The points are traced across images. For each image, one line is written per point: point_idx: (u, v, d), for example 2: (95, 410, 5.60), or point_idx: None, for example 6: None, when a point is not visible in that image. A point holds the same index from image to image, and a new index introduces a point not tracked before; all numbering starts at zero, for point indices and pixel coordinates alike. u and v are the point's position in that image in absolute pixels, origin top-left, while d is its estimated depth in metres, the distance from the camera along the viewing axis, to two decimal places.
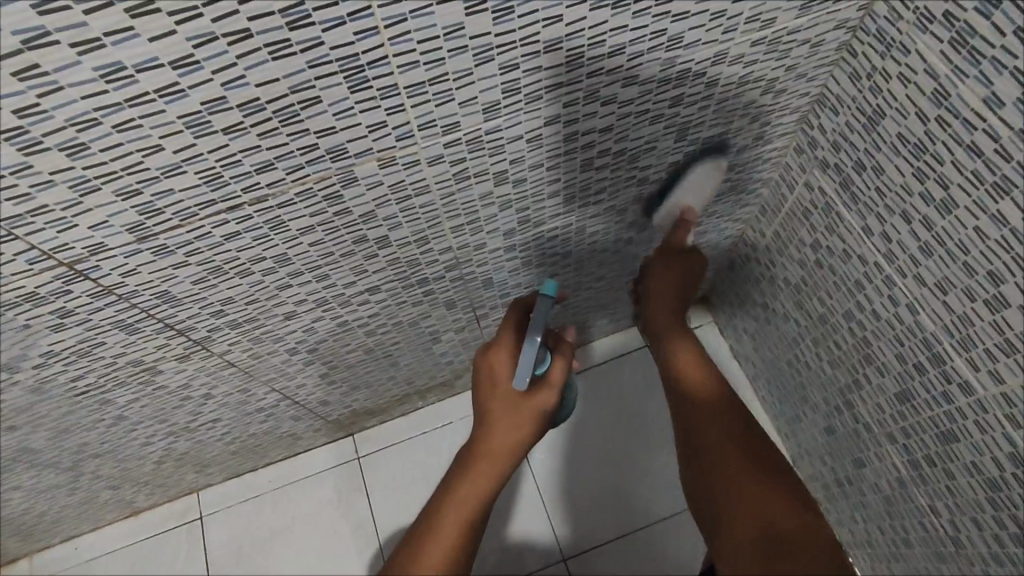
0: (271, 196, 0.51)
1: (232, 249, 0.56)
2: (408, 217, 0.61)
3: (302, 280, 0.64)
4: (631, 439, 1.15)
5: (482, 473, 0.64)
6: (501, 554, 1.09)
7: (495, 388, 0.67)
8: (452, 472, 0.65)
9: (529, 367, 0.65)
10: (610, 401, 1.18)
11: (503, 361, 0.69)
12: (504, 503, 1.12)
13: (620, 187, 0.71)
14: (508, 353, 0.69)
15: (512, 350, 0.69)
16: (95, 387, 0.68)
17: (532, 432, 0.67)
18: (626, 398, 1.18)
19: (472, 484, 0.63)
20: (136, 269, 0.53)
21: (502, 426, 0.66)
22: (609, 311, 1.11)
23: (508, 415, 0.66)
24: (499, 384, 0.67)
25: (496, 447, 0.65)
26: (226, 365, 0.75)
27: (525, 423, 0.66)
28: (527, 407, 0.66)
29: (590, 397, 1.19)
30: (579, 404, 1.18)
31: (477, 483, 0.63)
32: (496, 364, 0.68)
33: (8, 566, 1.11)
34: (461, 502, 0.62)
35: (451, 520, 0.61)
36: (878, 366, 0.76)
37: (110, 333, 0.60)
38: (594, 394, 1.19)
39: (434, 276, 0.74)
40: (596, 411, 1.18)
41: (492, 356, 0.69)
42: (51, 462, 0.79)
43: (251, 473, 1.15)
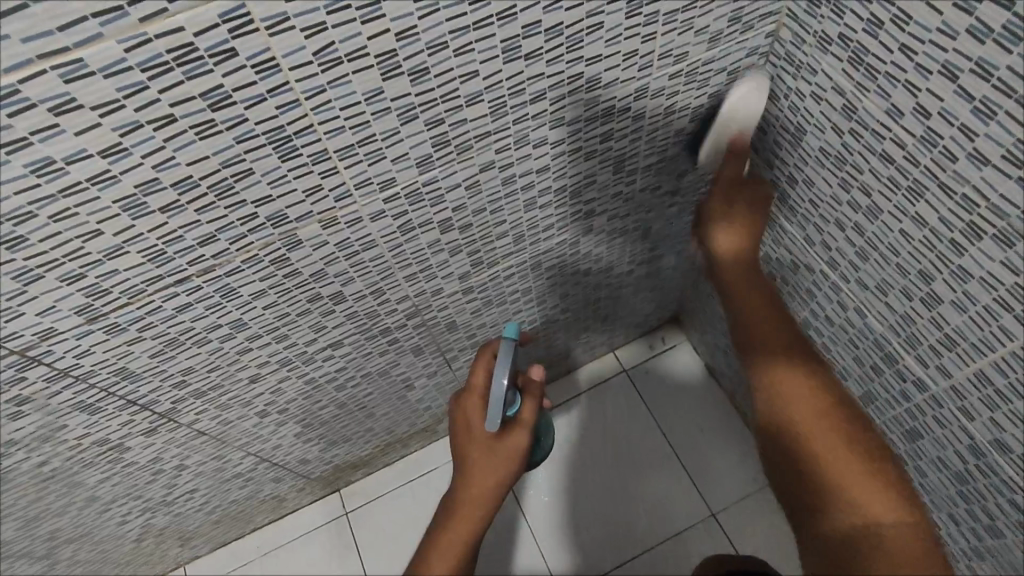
0: (218, 265, 0.53)
1: (186, 320, 0.57)
2: (360, 271, 0.62)
3: (262, 342, 0.65)
4: (622, 463, 1.15)
5: (466, 516, 0.65)
6: None
7: (470, 434, 0.67)
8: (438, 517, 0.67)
9: (500, 412, 0.63)
10: (596, 428, 1.18)
11: (476, 403, 0.67)
12: (501, 542, 1.11)
13: (569, 221, 0.74)
14: (480, 397, 0.67)
15: (484, 392, 0.67)
16: (62, 471, 0.68)
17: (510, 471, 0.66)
18: (608, 424, 1.18)
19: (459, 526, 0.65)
20: (90, 350, 0.54)
21: (479, 469, 0.66)
22: (582, 340, 1.12)
23: (485, 460, 0.66)
24: (473, 429, 0.66)
25: (477, 492, 0.66)
26: (196, 435, 0.75)
27: (501, 466, 0.66)
28: (502, 450, 0.66)
29: (574, 427, 1.19)
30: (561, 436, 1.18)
31: (460, 528, 0.65)
32: (468, 410, 0.67)
33: None
34: (449, 546, 0.64)
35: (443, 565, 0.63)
36: (840, 370, 0.77)
37: (73, 415, 0.60)
38: (580, 421, 1.19)
39: (396, 325, 0.75)
40: (581, 441, 1.17)
41: (465, 400, 0.68)
42: (25, 552, 0.78)
43: (239, 541, 1.13)
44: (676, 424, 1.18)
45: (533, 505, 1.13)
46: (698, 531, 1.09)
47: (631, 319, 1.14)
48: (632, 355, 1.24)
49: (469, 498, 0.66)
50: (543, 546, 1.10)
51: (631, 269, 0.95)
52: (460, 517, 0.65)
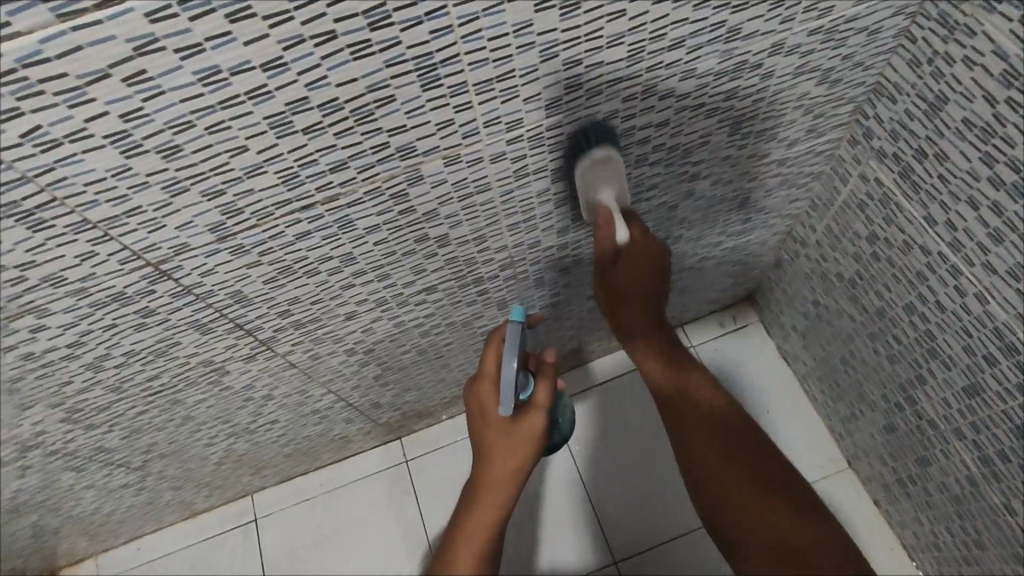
0: (342, 195, 0.53)
1: (302, 248, 0.58)
2: (469, 214, 0.62)
3: (365, 279, 0.66)
4: (660, 446, 1.14)
5: (486, 504, 0.62)
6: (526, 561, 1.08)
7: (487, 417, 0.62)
8: (459, 506, 0.64)
9: (513, 396, 0.59)
10: (616, 420, 1.16)
11: (488, 390, 0.63)
12: (532, 510, 1.11)
13: (674, 182, 0.72)
14: (494, 381, 0.63)
15: (496, 377, 0.63)
16: (167, 387, 0.71)
17: (532, 454, 0.63)
18: (631, 415, 1.17)
19: (478, 517, 0.61)
20: (215, 270, 0.55)
21: (499, 452, 0.62)
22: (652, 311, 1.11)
23: (505, 442, 0.62)
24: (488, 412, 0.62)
25: (498, 476, 0.62)
26: (288, 366, 0.77)
27: (521, 448, 0.62)
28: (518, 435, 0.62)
29: (595, 419, 1.17)
30: (597, 417, 1.17)
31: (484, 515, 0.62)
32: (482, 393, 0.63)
33: (75, 567, 1.13)
34: (474, 536, 0.61)
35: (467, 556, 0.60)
36: (943, 359, 0.74)
37: (187, 333, 0.63)
38: (625, 398, 1.18)
39: (488, 276, 0.75)
40: (608, 428, 1.16)
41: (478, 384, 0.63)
42: (123, 461, 0.83)
43: (303, 476, 1.18)
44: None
45: (551, 495, 1.12)
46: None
47: (706, 294, 1.11)
48: (700, 332, 1.21)
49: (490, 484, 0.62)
50: (564, 533, 1.10)
51: (719, 240, 0.93)
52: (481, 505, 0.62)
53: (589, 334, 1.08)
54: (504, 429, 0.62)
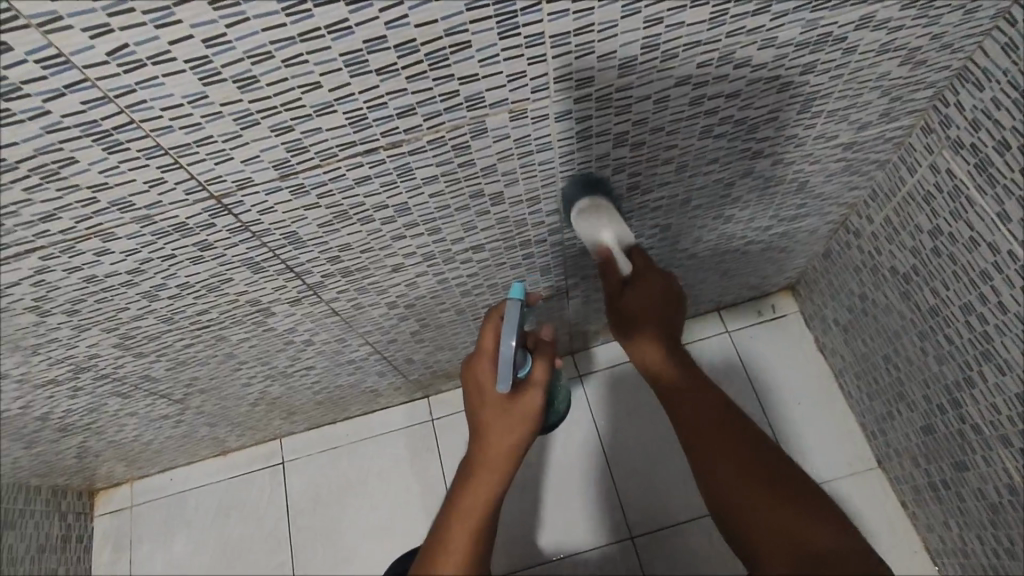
0: (406, 142, 0.53)
1: (360, 194, 0.58)
2: (526, 173, 0.61)
3: (416, 232, 0.66)
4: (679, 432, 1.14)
5: (481, 481, 0.58)
6: (537, 531, 1.10)
7: (483, 393, 0.61)
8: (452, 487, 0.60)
9: (511, 366, 0.58)
10: (636, 403, 1.17)
11: (484, 365, 0.61)
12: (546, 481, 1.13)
13: (734, 157, 0.70)
14: (491, 358, 0.61)
15: (494, 353, 0.61)
16: (215, 323, 0.72)
17: (529, 429, 0.61)
18: (640, 401, 1.17)
19: (471, 496, 0.57)
20: (274, 208, 0.56)
21: (494, 426, 0.60)
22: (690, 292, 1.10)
23: (502, 418, 0.60)
24: (487, 389, 0.60)
25: (495, 453, 0.59)
26: (331, 313, 0.78)
27: (519, 423, 0.60)
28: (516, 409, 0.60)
29: (609, 400, 1.17)
30: (618, 399, 1.17)
31: (478, 491, 0.57)
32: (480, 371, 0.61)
33: (111, 490, 1.18)
34: (469, 515, 0.56)
35: (456, 537, 0.55)
36: (998, 363, 0.72)
37: (240, 270, 0.64)
38: (646, 383, 1.18)
39: (536, 239, 0.74)
40: (627, 410, 1.16)
41: (475, 361, 0.62)
42: (166, 391, 0.85)
43: (330, 425, 1.20)
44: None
45: (557, 473, 1.13)
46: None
47: (747, 279, 1.09)
48: (737, 318, 1.19)
49: (484, 460, 0.59)
50: (570, 510, 1.11)
51: (770, 224, 0.90)
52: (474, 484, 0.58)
53: None
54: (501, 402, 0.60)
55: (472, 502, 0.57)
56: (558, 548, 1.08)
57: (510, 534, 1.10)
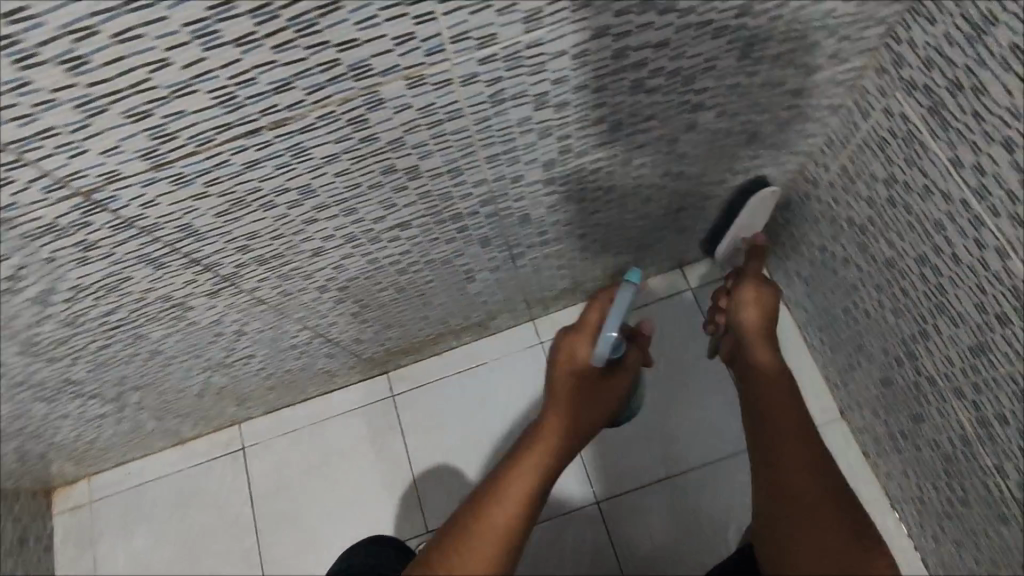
0: (292, 119, 0.47)
1: (253, 179, 0.52)
2: (440, 144, 0.56)
3: (329, 214, 0.61)
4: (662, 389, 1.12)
5: (525, 466, 0.62)
6: None
7: (558, 362, 0.69)
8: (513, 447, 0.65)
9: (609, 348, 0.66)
10: None
11: (582, 341, 0.69)
12: None
13: (672, 112, 0.65)
14: (591, 332, 0.69)
15: (594, 329, 0.69)
16: (127, 322, 0.67)
17: (592, 409, 0.67)
18: None
19: (515, 482, 0.61)
20: (156, 201, 0.50)
21: (556, 412, 0.66)
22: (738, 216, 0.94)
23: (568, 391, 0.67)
24: (568, 359, 0.68)
25: (544, 440, 0.64)
26: (257, 302, 0.74)
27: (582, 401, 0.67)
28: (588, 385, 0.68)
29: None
30: None
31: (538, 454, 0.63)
32: (575, 345, 0.68)
33: (69, 487, 1.15)
34: (525, 470, 0.62)
35: (490, 523, 0.58)
36: (952, 316, 0.69)
37: (138, 268, 0.58)
38: None
39: (468, 212, 0.69)
40: None
41: (572, 335, 0.69)
42: (96, 392, 0.81)
43: (288, 408, 1.18)
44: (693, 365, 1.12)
45: None
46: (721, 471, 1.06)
47: (707, 234, 1.05)
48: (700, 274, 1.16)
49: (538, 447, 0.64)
50: None
51: (723, 178, 0.86)
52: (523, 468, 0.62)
53: (581, 274, 1.03)
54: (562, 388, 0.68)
55: (516, 484, 0.61)
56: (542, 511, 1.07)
57: None
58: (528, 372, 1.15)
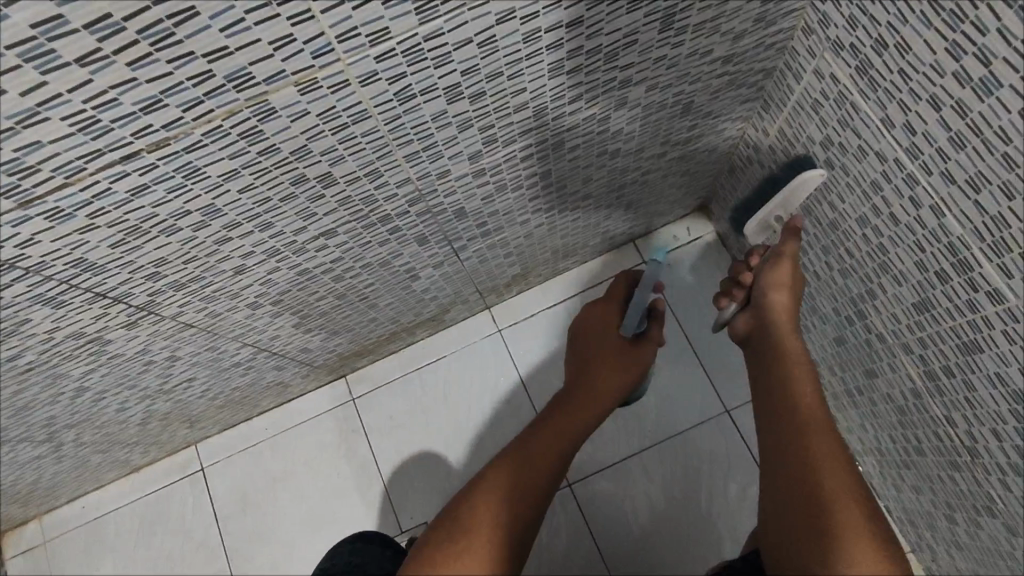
0: (173, 139, 0.43)
1: (145, 205, 0.48)
2: (350, 148, 0.52)
3: (243, 231, 0.57)
4: None
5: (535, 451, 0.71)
6: None
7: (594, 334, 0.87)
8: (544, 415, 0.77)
9: (637, 315, 0.86)
10: None
11: (610, 314, 0.89)
12: (496, 438, 1.09)
13: (599, 91, 0.62)
14: (618, 306, 0.90)
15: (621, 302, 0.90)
16: (39, 365, 0.63)
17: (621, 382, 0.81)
18: None
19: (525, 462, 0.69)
20: (35, 239, 0.46)
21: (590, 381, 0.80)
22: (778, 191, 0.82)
23: (603, 363, 0.82)
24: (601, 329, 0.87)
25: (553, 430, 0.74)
26: (184, 327, 0.69)
27: (616, 373, 0.81)
28: (620, 360, 0.83)
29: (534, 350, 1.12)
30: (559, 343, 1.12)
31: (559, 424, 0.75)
32: (605, 316, 0.88)
33: (19, 529, 1.11)
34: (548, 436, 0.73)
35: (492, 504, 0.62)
36: (895, 275, 0.69)
37: (35, 309, 0.54)
38: None
39: (397, 213, 0.66)
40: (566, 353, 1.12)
41: (602, 308, 0.90)
42: (24, 436, 0.76)
43: (246, 423, 1.14)
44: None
45: (501, 428, 1.09)
46: (693, 442, 1.07)
47: (656, 206, 1.04)
48: (653, 246, 1.15)
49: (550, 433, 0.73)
50: None
51: (664, 151, 0.84)
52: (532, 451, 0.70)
53: (533, 259, 1.01)
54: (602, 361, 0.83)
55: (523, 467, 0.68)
56: None
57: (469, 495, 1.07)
58: (488, 361, 1.13)
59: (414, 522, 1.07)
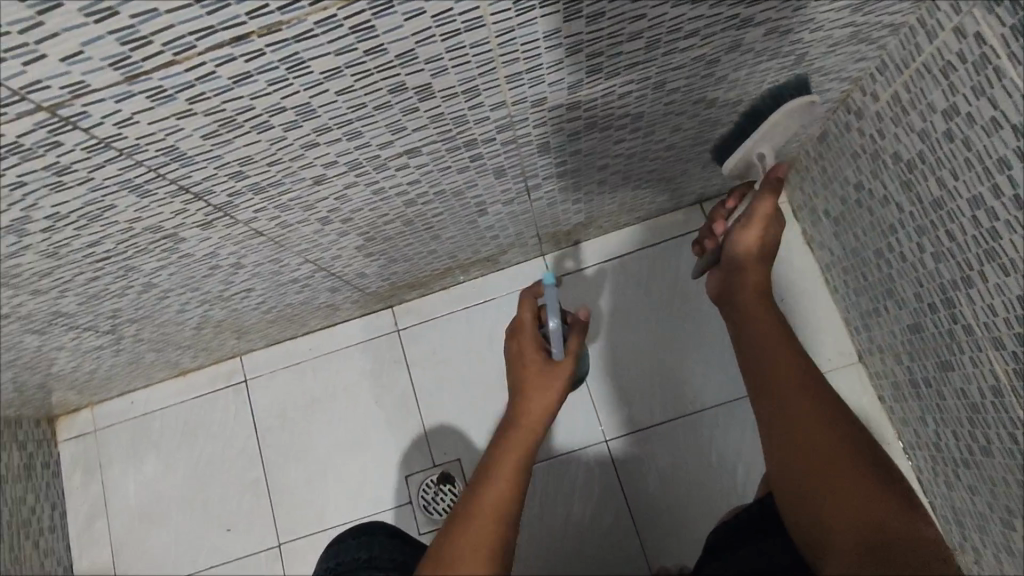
0: (285, 25, 0.40)
1: (244, 96, 0.46)
2: (456, 59, 0.49)
3: (331, 138, 0.55)
4: (681, 334, 1.08)
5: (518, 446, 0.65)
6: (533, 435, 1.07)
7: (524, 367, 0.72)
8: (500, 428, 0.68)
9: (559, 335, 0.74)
10: (629, 305, 1.10)
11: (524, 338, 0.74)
12: None
13: (718, 28, 0.57)
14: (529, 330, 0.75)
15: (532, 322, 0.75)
16: (116, 255, 0.63)
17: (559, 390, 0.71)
18: (640, 302, 1.10)
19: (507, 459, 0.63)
20: (134, 118, 0.44)
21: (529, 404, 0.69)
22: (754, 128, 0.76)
23: (539, 380, 0.71)
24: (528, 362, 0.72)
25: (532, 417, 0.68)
26: (254, 234, 0.68)
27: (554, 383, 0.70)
28: (551, 373, 0.71)
29: (585, 303, 1.11)
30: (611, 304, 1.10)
31: (520, 435, 0.65)
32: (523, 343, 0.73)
33: (71, 415, 1.16)
34: (512, 449, 0.64)
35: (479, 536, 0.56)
36: (1002, 264, 0.64)
37: (121, 195, 0.53)
38: (641, 286, 1.11)
39: (483, 138, 0.63)
40: (619, 313, 1.10)
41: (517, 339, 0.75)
42: (90, 325, 0.78)
43: (292, 340, 1.15)
44: (707, 307, 1.09)
45: None
46: (732, 415, 1.05)
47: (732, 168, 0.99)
48: None
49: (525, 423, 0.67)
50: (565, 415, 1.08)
51: None
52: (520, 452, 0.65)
53: (598, 209, 0.97)
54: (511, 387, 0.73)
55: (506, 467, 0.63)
56: (549, 451, 1.07)
57: None
58: None
59: (447, 458, 1.07)
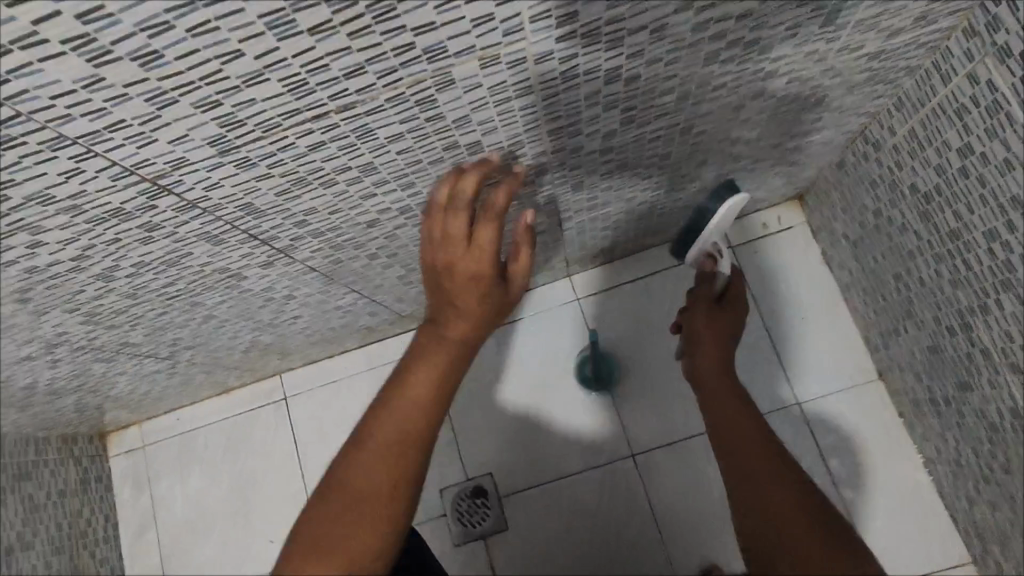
0: (360, 104, 0.45)
1: (317, 160, 0.51)
2: (505, 120, 0.54)
3: (388, 189, 0.60)
4: None
5: (417, 382, 0.50)
6: (561, 450, 1.11)
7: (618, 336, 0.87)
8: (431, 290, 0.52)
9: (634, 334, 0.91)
10: (654, 323, 1.14)
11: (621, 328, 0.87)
12: (565, 405, 1.13)
13: (744, 81, 0.61)
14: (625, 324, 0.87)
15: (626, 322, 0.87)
16: (185, 292, 0.68)
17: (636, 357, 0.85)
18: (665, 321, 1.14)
19: (358, 482, 0.48)
20: (220, 183, 0.49)
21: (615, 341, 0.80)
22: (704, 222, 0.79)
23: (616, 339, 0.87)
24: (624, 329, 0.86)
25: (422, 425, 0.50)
26: (308, 270, 0.73)
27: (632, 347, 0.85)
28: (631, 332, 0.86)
29: (611, 322, 1.15)
30: (638, 321, 1.14)
31: (435, 360, 0.50)
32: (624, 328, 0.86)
33: (121, 431, 1.22)
34: (428, 368, 0.50)
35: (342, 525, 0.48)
36: (1016, 294, 0.68)
37: (198, 244, 0.58)
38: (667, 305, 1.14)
39: (523, 182, 0.68)
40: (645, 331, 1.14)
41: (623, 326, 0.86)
42: (151, 352, 0.83)
43: (329, 359, 1.20)
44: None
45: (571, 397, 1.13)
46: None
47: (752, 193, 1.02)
48: (740, 232, 1.14)
49: (404, 431, 0.49)
50: (592, 432, 1.11)
51: (782, 141, 0.82)
52: (457, 300, 0.50)
53: (624, 233, 1.02)
54: (436, 243, 0.49)
55: (362, 511, 0.48)
56: (576, 466, 1.10)
57: (532, 456, 1.12)
58: (565, 328, 1.15)
59: (479, 472, 1.12)
